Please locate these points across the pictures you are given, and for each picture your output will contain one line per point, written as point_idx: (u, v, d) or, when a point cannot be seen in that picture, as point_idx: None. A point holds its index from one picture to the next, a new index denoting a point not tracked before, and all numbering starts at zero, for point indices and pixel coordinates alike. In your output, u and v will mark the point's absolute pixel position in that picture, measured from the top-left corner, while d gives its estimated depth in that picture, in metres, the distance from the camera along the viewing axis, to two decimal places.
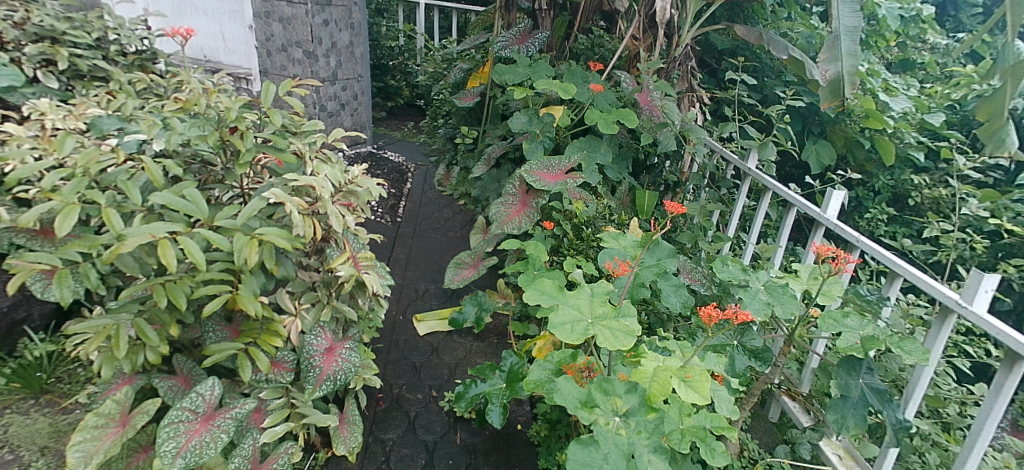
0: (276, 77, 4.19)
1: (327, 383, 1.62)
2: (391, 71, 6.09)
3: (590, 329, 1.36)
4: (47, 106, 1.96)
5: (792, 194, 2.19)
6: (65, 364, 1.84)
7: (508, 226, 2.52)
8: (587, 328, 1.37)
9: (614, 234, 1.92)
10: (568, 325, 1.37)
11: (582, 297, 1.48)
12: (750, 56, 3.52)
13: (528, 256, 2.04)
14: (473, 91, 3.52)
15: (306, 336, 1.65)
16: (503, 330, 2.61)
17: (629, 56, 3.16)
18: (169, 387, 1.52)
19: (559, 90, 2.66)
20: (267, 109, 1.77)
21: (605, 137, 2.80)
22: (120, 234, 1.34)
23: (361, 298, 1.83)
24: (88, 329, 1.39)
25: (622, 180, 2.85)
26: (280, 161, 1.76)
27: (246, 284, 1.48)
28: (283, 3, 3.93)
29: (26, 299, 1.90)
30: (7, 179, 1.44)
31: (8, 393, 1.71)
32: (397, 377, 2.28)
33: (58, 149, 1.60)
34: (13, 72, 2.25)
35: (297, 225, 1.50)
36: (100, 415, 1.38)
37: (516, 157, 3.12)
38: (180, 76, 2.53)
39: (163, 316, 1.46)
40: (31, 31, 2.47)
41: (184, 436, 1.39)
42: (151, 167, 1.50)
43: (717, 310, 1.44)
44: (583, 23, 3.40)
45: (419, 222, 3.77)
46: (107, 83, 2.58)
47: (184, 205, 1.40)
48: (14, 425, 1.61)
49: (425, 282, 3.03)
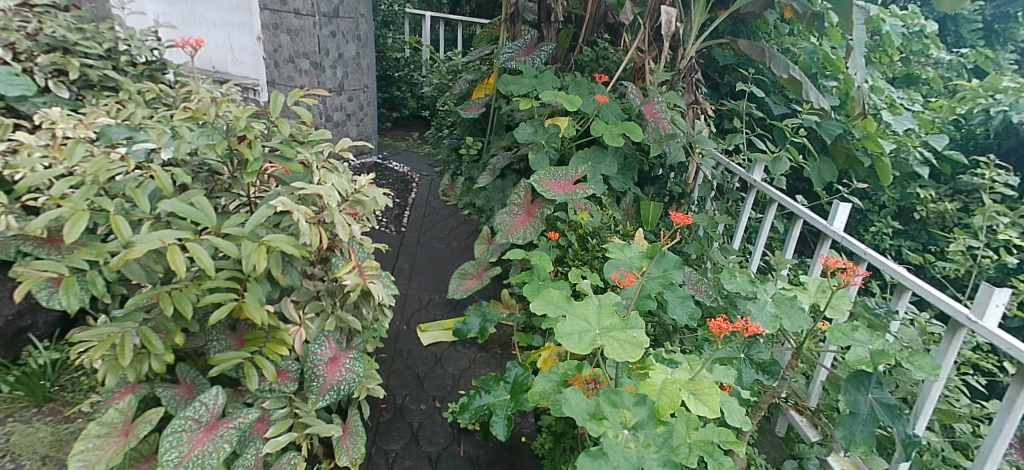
0: (284, 88, 4.22)
1: (330, 393, 1.61)
2: (396, 82, 6.14)
3: (597, 340, 1.34)
4: (58, 114, 1.96)
5: (798, 206, 2.17)
6: (69, 372, 1.83)
7: (513, 235, 2.53)
8: (594, 339, 1.35)
9: (620, 245, 1.93)
10: (575, 336, 1.36)
11: (589, 308, 1.46)
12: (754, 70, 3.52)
13: (533, 266, 2.04)
14: (478, 102, 3.54)
15: (310, 345, 1.64)
16: (507, 341, 2.61)
17: (634, 68, 3.17)
18: (172, 396, 1.51)
19: (564, 102, 2.67)
20: (275, 119, 1.78)
21: (610, 149, 2.81)
22: (128, 241, 1.34)
23: (365, 308, 1.83)
24: (94, 337, 1.39)
25: (627, 190, 2.86)
26: (287, 171, 1.78)
27: (252, 292, 1.48)
28: (291, 14, 3.98)
29: (31, 308, 1.90)
30: (18, 187, 1.45)
31: (12, 402, 1.71)
32: (400, 388, 2.27)
33: (67, 158, 1.61)
34: (25, 82, 2.26)
35: (304, 233, 1.50)
36: (103, 424, 1.38)
37: (522, 168, 3.15)
38: (189, 86, 2.54)
39: (168, 324, 1.46)
40: (43, 41, 2.49)
41: (187, 446, 1.38)
42: (159, 175, 1.50)
43: (726, 321, 1.42)
44: (588, 35, 3.44)
45: (423, 232, 3.78)
46: (117, 93, 2.60)
47: (192, 213, 1.41)
48: (16, 434, 1.59)
49: (429, 292, 3.03)
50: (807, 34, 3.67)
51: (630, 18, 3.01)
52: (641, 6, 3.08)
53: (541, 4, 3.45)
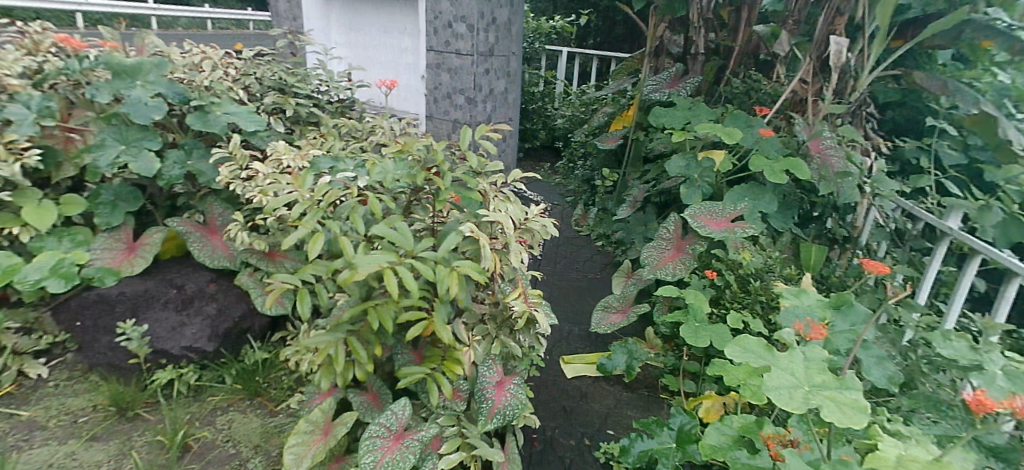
0: (440, 122, 4.51)
1: (498, 416, 1.66)
2: (530, 115, 6.20)
3: (811, 399, 1.24)
4: (282, 147, 2.22)
5: (1011, 261, 1.87)
6: (275, 371, 2.18)
7: (662, 271, 2.47)
8: (807, 397, 1.25)
9: (795, 291, 1.80)
10: (784, 392, 1.27)
11: (795, 361, 1.35)
12: (924, 108, 3.18)
13: (688, 304, 2.06)
14: (615, 135, 3.61)
15: (479, 368, 1.73)
16: (654, 383, 2.53)
17: (796, 101, 2.97)
18: (362, 402, 1.66)
19: (723, 134, 2.57)
20: (462, 151, 1.91)
21: (769, 185, 2.65)
22: (350, 261, 1.50)
23: (525, 335, 1.89)
24: (313, 342, 1.58)
25: (786, 231, 2.69)
26: (461, 199, 1.91)
27: (439, 311, 1.59)
28: (453, 55, 4.19)
29: (249, 312, 2.26)
30: (265, 209, 1.69)
31: (233, 392, 2.10)
32: (550, 420, 2.28)
33: (299, 184, 1.85)
34: (260, 120, 2.52)
35: (487, 259, 1.59)
36: (309, 422, 1.58)
37: (668, 203, 3.10)
38: (374, 121, 2.84)
39: (370, 335, 1.62)
40: (266, 83, 2.88)
41: (381, 451, 1.51)
42: (371, 200, 1.66)
43: (990, 399, 1.25)
44: (737, 67, 3.32)
45: (558, 260, 3.79)
46: (318, 128, 2.94)
47: (396, 236, 1.54)
48: (237, 423, 1.97)
49: (571, 324, 3.03)
50: (992, 68, 3.27)
51: (786, 49, 2.89)
52: (800, 38, 2.93)
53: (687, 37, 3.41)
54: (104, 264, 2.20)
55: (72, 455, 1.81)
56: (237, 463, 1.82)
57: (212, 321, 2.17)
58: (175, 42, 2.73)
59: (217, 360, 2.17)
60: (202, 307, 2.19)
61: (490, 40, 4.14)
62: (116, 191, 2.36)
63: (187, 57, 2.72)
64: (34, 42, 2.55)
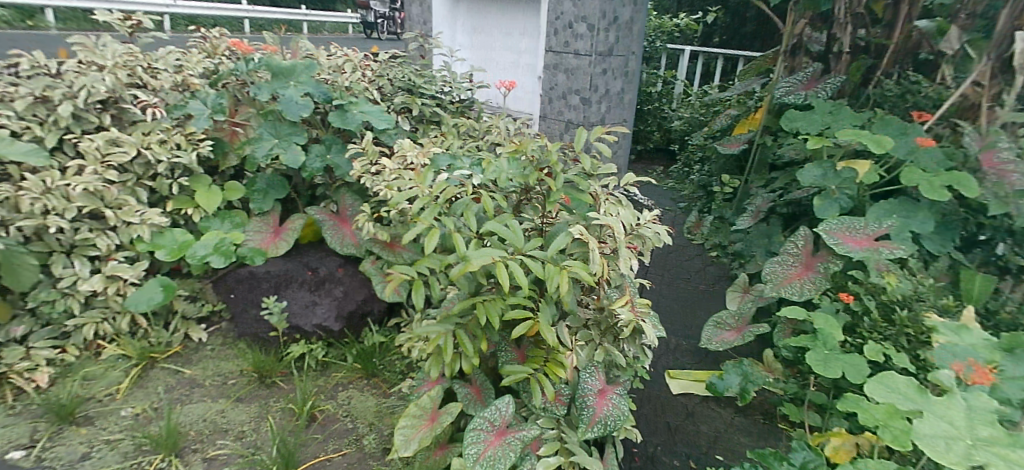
0: (553, 122, 4.45)
1: (599, 425, 1.62)
2: (645, 116, 6.01)
3: (973, 454, 1.28)
4: (408, 144, 2.35)
5: None
6: (389, 355, 2.32)
7: (786, 289, 2.28)
8: (967, 450, 1.30)
9: (953, 326, 1.66)
10: (942, 443, 1.31)
11: (955, 409, 1.40)
12: None
13: (817, 329, 1.89)
14: (740, 138, 3.25)
15: (582, 374, 1.70)
16: (770, 410, 2.34)
17: (964, 107, 2.58)
18: (466, 394, 1.71)
19: (870, 143, 2.30)
20: (577, 153, 1.89)
21: (924, 202, 2.32)
22: (463, 255, 1.54)
23: (629, 345, 1.83)
24: (425, 331, 1.64)
25: (943, 255, 2.34)
26: (572, 200, 1.90)
27: (544, 312, 1.59)
28: (570, 55, 4.13)
29: (370, 298, 2.43)
30: (387, 202, 1.79)
31: (352, 371, 2.26)
32: (652, 435, 2.19)
33: (419, 180, 1.94)
34: (390, 118, 2.67)
35: (595, 262, 1.57)
36: (420, 407, 1.66)
37: (797, 216, 2.85)
38: (491, 121, 2.90)
39: (477, 330, 1.66)
40: (396, 84, 3.06)
41: (483, 445, 1.54)
42: (485, 198, 1.70)
43: None
44: (889, 67, 2.94)
45: (668, 269, 3.64)
46: (439, 127, 3.07)
47: (507, 234, 1.56)
48: (355, 400, 2.12)
49: (680, 337, 2.89)
50: None
51: (956, 46, 2.55)
52: (974, 34, 2.54)
53: (830, 33, 3.09)
54: (256, 245, 2.49)
55: (222, 412, 2.07)
56: (353, 437, 1.96)
57: (339, 302, 2.37)
58: (323, 46, 3.00)
59: (341, 339, 2.35)
60: (331, 289, 2.40)
61: (610, 40, 4.05)
62: (268, 180, 2.61)
63: (332, 59, 2.98)
64: (214, 46, 2.95)
